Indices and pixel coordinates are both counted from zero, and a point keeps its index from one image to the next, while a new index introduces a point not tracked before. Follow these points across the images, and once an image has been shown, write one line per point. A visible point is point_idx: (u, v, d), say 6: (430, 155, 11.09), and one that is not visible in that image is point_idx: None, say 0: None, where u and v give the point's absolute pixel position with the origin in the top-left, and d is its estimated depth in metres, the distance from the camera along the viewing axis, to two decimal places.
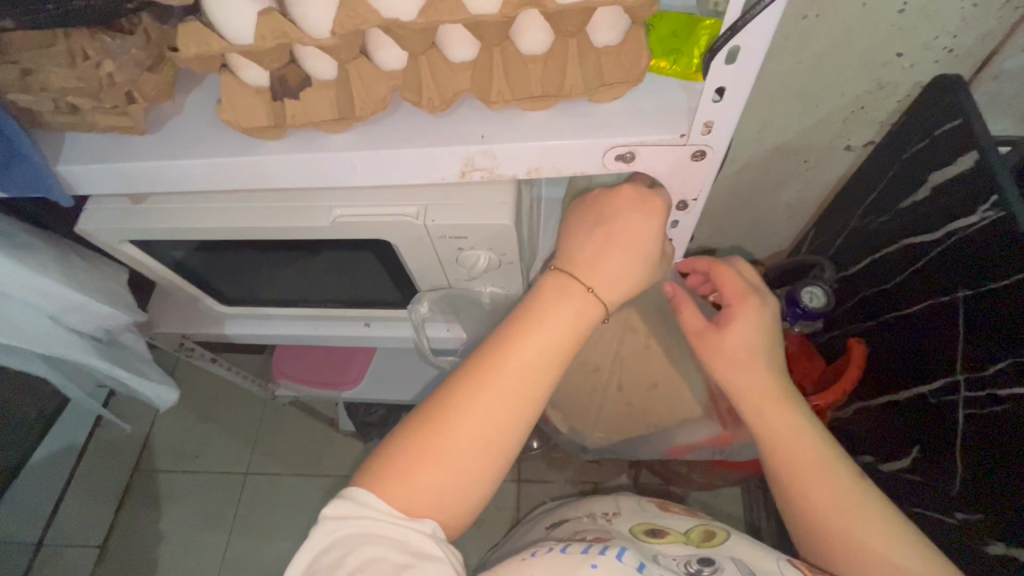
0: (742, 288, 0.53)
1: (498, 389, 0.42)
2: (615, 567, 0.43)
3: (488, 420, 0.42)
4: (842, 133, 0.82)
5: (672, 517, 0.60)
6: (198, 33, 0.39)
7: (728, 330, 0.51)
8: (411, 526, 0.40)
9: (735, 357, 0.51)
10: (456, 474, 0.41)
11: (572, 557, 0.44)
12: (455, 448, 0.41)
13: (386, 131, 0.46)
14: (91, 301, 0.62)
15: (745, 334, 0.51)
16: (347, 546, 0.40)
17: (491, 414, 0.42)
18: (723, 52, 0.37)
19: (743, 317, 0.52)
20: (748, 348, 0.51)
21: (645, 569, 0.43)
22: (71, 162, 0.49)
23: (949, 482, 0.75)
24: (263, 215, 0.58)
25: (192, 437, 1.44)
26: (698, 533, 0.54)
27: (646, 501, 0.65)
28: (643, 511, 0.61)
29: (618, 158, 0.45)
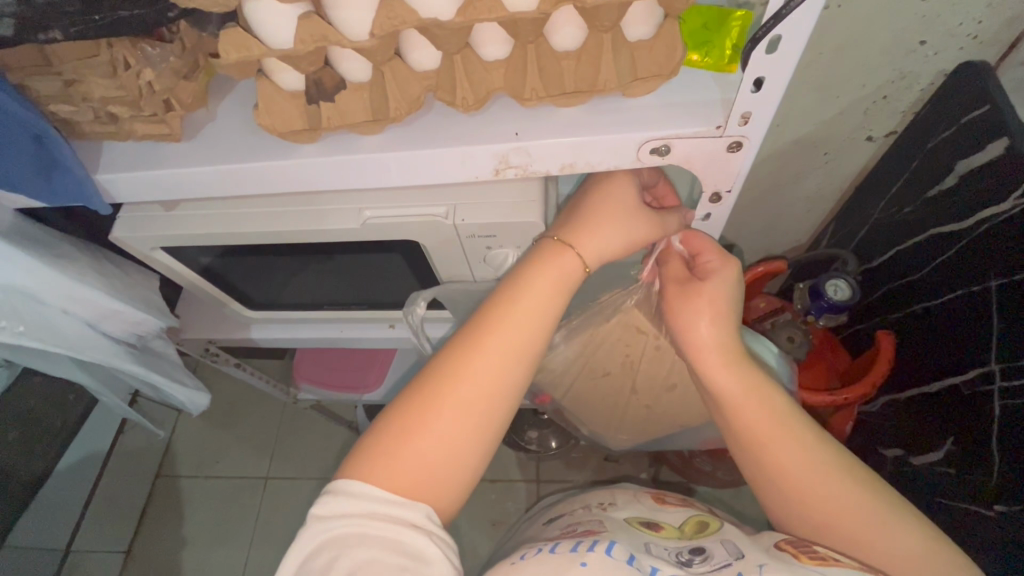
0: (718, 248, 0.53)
1: (482, 371, 0.45)
2: (604, 563, 0.43)
3: (475, 398, 0.44)
4: (865, 123, 0.82)
5: (671, 508, 0.59)
6: (237, 38, 0.39)
7: (702, 287, 0.51)
8: (404, 516, 0.41)
9: (706, 310, 0.50)
10: (445, 450, 0.43)
11: (563, 556, 0.44)
12: (444, 423, 0.43)
13: (419, 132, 0.46)
14: (129, 308, 0.64)
15: (718, 292, 0.51)
16: (338, 544, 0.40)
17: (480, 390, 0.44)
18: (764, 42, 0.37)
19: (717, 276, 0.51)
20: (715, 306, 0.51)
21: (635, 563, 0.44)
22: (109, 170, 0.50)
23: (986, 474, 0.74)
24: (294, 218, 0.58)
25: (214, 441, 1.46)
26: (691, 525, 0.54)
27: (643, 492, 0.64)
28: (640, 502, 0.60)
29: (652, 152, 0.45)
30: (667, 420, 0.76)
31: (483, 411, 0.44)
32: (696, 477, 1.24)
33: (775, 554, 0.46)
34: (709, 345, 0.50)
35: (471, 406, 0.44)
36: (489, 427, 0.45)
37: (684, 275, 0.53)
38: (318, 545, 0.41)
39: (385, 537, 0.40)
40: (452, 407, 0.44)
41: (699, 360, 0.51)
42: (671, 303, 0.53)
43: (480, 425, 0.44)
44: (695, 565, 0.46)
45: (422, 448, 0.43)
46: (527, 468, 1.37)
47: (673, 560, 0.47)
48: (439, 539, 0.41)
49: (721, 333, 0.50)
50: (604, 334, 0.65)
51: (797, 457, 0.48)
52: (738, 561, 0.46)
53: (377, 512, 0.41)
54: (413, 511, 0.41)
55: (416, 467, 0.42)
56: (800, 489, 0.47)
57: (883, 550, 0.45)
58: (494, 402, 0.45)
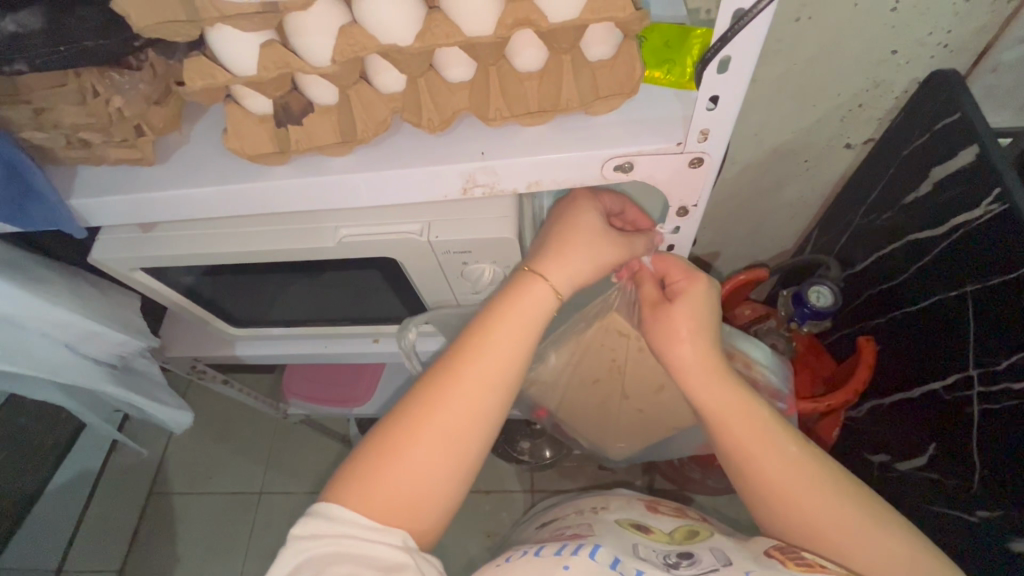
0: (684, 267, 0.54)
1: (458, 396, 0.44)
2: (586, 566, 0.43)
3: (451, 419, 0.44)
4: (841, 131, 0.83)
5: (663, 515, 0.58)
6: (203, 67, 0.40)
7: (675, 305, 0.52)
8: (381, 534, 0.41)
9: (682, 331, 0.51)
10: (421, 474, 0.43)
11: (546, 559, 0.44)
12: (423, 447, 0.43)
13: (389, 152, 0.47)
14: (107, 330, 0.64)
15: (690, 311, 0.52)
16: (314, 562, 0.40)
17: (458, 410, 0.44)
18: (714, 62, 0.38)
19: (691, 296, 0.52)
20: (693, 323, 0.51)
21: (618, 566, 0.44)
22: (83, 195, 0.51)
23: (967, 479, 0.74)
24: (271, 238, 0.59)
25: (206, 458, 1.45)
26: (682, 532, 0.54)
27: (636, 499, 0.63)
28: (631, 507, 0.60)
29: (616, 168, 0.45)
30: (660, 425, 0.76)
31: (459, 433, 0.44)
32: (689, 485, 1.24)
33: (762, 560, 0.46)
34: (691, 366, 0.50)
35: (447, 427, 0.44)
36: (465, 449, 0.44)
37: (656, 297, 0.54)
38: (297, 566, 0.40)
39: (363, 551, 0.40)
40: (433, 433, 0.43)
41: (681, 377, 0.51)
42: (649, 327, 0.53)
43: (457, 449, 0.44)
44: (682, 567, 0.46)
45: (398, 472, 0.42)
46: (521, 478, 1.37)
47: (660, 563, 0.47)
48: (416, 556, 0.42)
49: (701, 352, 0.51)
50: (591, 341, 0.66)
51: (780, 464, 0.48)
52: (727, 567, 0.45)
53: (353, 529, 0.41)
54: (388, 534, 0.41)
55: (391, 493, 0.42)
56: (782, 492, 0.47)
57: (861, 548, 0.46)
58: (473, 423, 0.44)
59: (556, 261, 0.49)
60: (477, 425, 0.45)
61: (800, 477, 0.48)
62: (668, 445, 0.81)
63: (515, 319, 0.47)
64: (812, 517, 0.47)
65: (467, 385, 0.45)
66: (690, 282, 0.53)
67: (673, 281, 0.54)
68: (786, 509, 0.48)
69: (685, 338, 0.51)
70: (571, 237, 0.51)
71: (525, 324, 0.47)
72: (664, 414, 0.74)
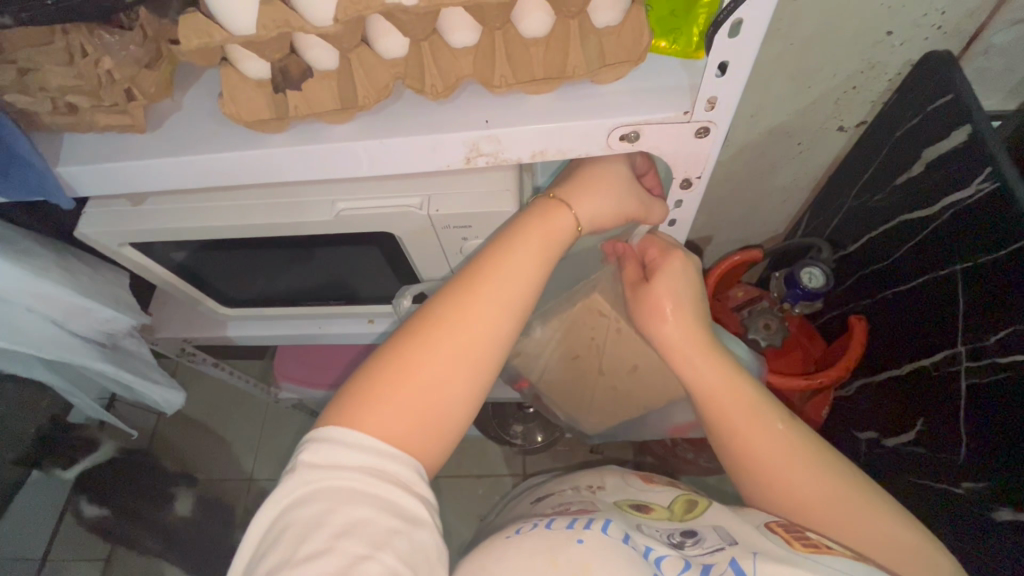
0: (661, 244, 0.57)
1: (458, 328, 0.44)
2: (601, 539, 0.43)
3: (451, 351, 0.43)
4: (835, 113, 0.83)
5: (658, 489, 0.59)
6: (199, 25, 0.39)
7: (653, 281, 0.54)
8: (399, 474, 0.41)
9: (661, 308, 0.53)
10: (439, 387, 0.43)
11: (559, 532, 0.44)
12: (416, 372, 0.43)
13: (391, 120, 0.46)
14: (94, 305, 0.62)
15: (670, 286, 0.53)
16: (326, 498, 0.39)
17: (454, 339, 0.44)
18: (726, 26, 0.38)
19: (668, 270, 0.54)
20: (673, 298, 0.53)
21: (629, 542, 0.45)
22: (69, 162, 0.49)
23: (955, 453, 0.76)
24: (264, 212, 0.58)
25: (194, 444, 1.43)
26: (680, 504, 0.55)
27: (630, 473, 0.64)
28: (628, 484, 0.60)
29: (622, 138, 0.45)
30: (642, 408, 0.77)
31: (477, 344, 0.44)
32: (679, 467, 1.25)
33: (769, 536, 0.46)
34: (674, 341, 0.52)
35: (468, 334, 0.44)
36: (484, 359, 0.45)
37: (636, 277, 0.56)
38: (307, 494, 0.40)
39: (379, 495, 0.40)
40: (424, 359, 0.43)
41: (668, 355, 0.53)
42: (633, 308, 0.56)
43: (473, 363, 0.44)
44: (687, 547, 0.47)
45: (408, 385, 0.42)
46: (512, 461, 1.38)
47: (664, 541, 0.47)
48: (431, 507, 0.42)
49: (682, 326, 0.53)
50: (573, 320, 0.70)
51: (776, 442, 0.49)
52: (731, 544, 0.45)
53: (374, 471, 0.40)
54: (401, 467, 0.41)
55: (403, 407, 0.42)
56: (756, 458, 0.49)
57: (849, 520, 0.47)
58: (471, 355, 0.44)
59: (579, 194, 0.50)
60: (496, 335, 0.45)
61: (796, 455, 0.48)
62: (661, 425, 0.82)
63: (525, 244, 0.47)
64: (802, 493, 0.48)
65: (476, 304, 0.45)
66: (667, 259, 0.55)
67: (651, 257, 0.56)
68: (765, 474, 0.49)
69: (667, 316, 0.53)
70: (605, 182, 0.51)
71: (546, 241, 0.48)
72: (652, 399, 0.75)
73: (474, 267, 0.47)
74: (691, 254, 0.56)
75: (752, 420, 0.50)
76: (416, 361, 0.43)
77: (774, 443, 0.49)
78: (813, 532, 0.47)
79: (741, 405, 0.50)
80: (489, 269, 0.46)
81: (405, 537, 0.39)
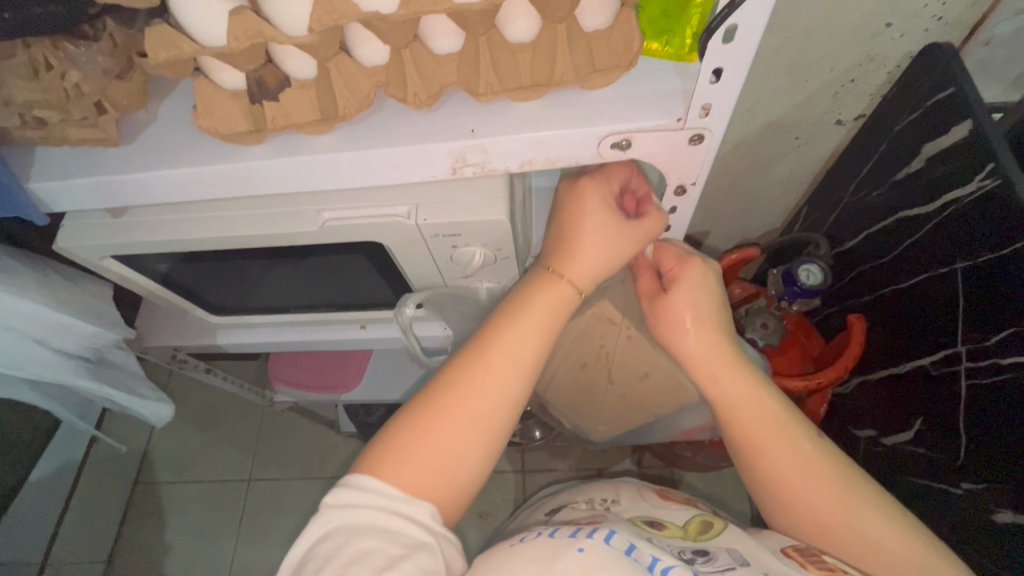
0: (678, 253, 0.56)
1: (485, 381, 0.44)
2: (603, 549, 0.42)
3: (477, 404, 0.44)
4: (833, 107, 0.82)
5: (673, 505, 0.58)
6: (167, 36, 0.37)
7: (672, 293, 0.54)
8: (410, 508, 0.41)
9: (686, 321, 0.52)
10: (455, 442, 0.43)
11: (560, 540, 0.44)
12: (447, 425, 0.43)
13: (372, 128, 0.45)
14: (78, 321, 0.61)
15: (690, 296, 0.53)
16: (342, 533, 0.40)
17: (478, 393, 0.44)
18: (720, 31, 0.36)
19: (688, 280, 0.54)
20: (694, 311, 0.53)
21: (633, 553, 0.43)
22: (41, 178, 0.47)
23: (954, 451, 0.75)
24: (249, 223, 0.56)
25: (192, 447, 1.43)
26: (695, 525, 0.53)
27: (646, 489, 0.63)
28: (643, 499, 0.59)
29: (614, 146, 0.43)
30: (641, 411, 0.76)
31: (498, 404, 0.44)
32: (679, 463, 1.25)
33: (783, 559, 0.46)
34: (697, 355, 0.52)
35: (482, 387, 0.44)
36: (497, 417, 0.44)
37: (652, 289, 0.56)
38: (322, 532, 0.40)
39: (386, 528, 0.40)
40: (455, 411, 0.43)
41: (692, 369, 0.53)
42: (652, 319, 0.55)
43: (492, 424, 0.44)
44: (698, 564, 0.46)
45: (437, 438, 0.43)
46: (512, 459, 1.37)
47: (674, 554, 0.46)
48: (440, 537, 0.41)
49: (706, 339, 0.52)
50: (581, 330, 0.67)
51: (795, 461, 0.49)
52: (743, 566, 0.45)
53: (381, 502, 0.40)
54: (417, 508, 0.41)
55: (420, 459, 0.42)
56: (776, 474, 0.49)
57: (867, 541, 0.47)
58: (497, 407, 0.44)
59: (569, 257, 0.49)
60: (512, 390, 0.45)
61: (815, 470, 0.48)
62: (661, 428, 0.82)
63: (538, 301, 0.47)
64: (819, 512, 0.48)
65: (499, 359, 0.45)
66: (685, 267, 0.55)
67: (668, 268, 0.56)
68: (787, 494, 0.49)
69: (688, 329, 0.52)
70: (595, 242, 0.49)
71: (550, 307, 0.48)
72: (651, 402, 0.74)
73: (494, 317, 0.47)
74: (709, 261, 0.56)
75: (772, 439, 0.50)
76: (446, 414, 0.43)
77: (795, 463, 0.49)
78: (828, 555, 0.47)
79: (762, 426, 0.50)
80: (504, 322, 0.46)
81: (412, 563, 0.38)
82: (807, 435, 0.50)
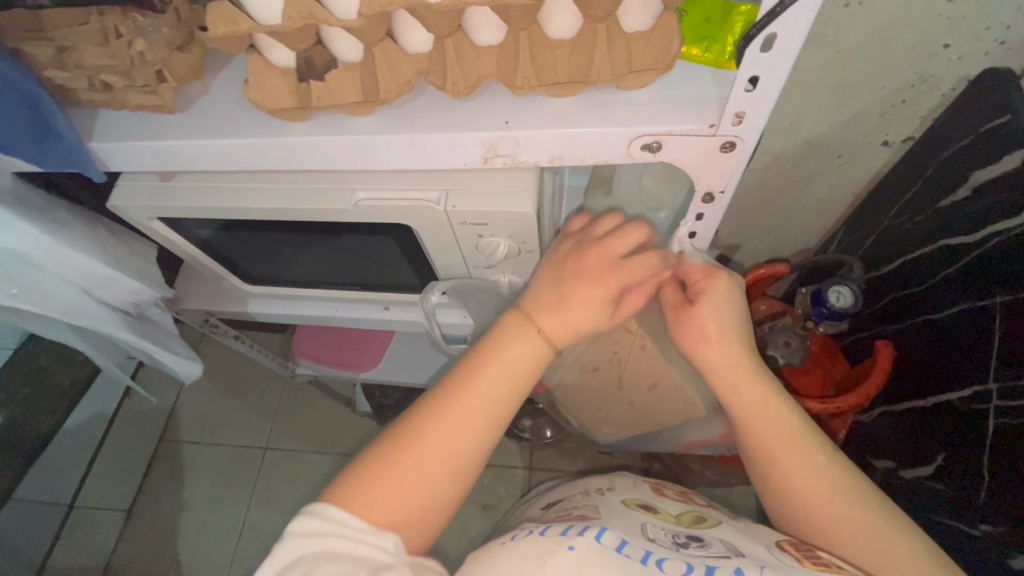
0: (703, 266, 0.55)
1: (460, 433, 0.46)
2: (592, 548, 0.42)
3: (450, 454, 0.45)
4: (879, 127, 0.79)
5: (668, 499, 0.58)
6: (226, 13, 0.39)
7: (698, 305, 0.53)
8: (376, 539, 0.42)
9: (708, 333, 0.52)
10: (427, 487, 0.44)
11: (551, 539, 0.44)
12: (418, 471, 0.44)
13: (410, 114, 0.46)
14: (122, 276, 0.65)
15: (714, 310, 0.53)
16: (310, 560, 0.40)
17: (451, 445, 0.45)
18: (758, 40, 0.36)
19: (712, 294, 0.54)
20: (718, 323, 0.53)
21: (625, 549, 0.43)
22: (102, 138, 0.51)
23: (975, 492, 0.72)
24: (287, 197, 0.58)
25: (215, 410, 1.49)
26: (689, 516, 0.54)
27: (642, 480, 0.63)
28: (639, 489, 0.60)
29: (644, 148, 0.44)
30: (652, 419, 0.76)
31: (465, 450, 0.46)
32: (688, 476, 1.24)
33: (778, 552, 0.46)
34: (720, 365, 0.52)
35: (459, 439, 0.45)
36: (469, 467, 0.46)
37: (677, 301, 0.55)
38: (289, 560, 0.41)
39: (354, 552, 0.41)
40: (429, 458, 0.45)
41: (711, 379, 0.53)
42: (672, 328, 0.55)
43: (463, 467, 0.46)
44: (691, 548, 0.46)
45: (411, 482, 0.44)
46: (521, 454, 1.39)
47: (669, 542, 0.47)
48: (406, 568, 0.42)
49: (727, 351, 0.52)
50: (598, 333, 0.67)
51: (810, 472, 0.48)
52: (739, 555, 0.45)
53: (350, 532, 0.42)
54: (383, 540, 0.42)
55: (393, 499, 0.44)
56: (797, 486, 0.48)
57: (885, 553, 0.45)
58: (469, 455, 0.46)
59: (543, 317, 0.50)
60: (484, 442, 0.46)
61: (830, 482, 0.48)
62: (672, 437, 0.81)
63: (513, 357, 0.48)
64: (832, 523, 0.47)
65: (474, 413, 0.46)
66: (710, 282, 0.54)
67: (692, 282, 0.55)
68: (801, 502, 0.48)
69: (711, 341, 0.52)
70: (581, 308, 0.50)
71: (522, 366, 0.49)
72: (662, 412, 0.74)
73: (474, 367, 0.48)
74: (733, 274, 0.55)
75: (788, 450, 0.49)
76: (418, 464, 0.44)
77: (810, 473, 0.48)
78: (838, 559, 0.46)
79: (778, 434, 0.50)
80: (481, 373, 0.48)
81: None
82: (822, 447, 0.49)
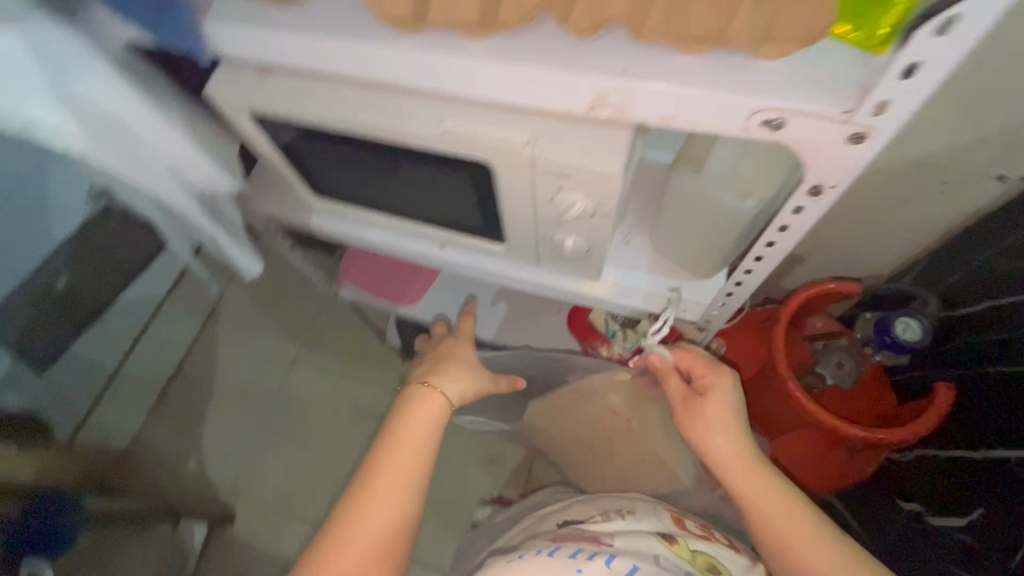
0: (707, 361, 0.65)
1: (392, 478, 0.54)
2: None
3: (384, 503, 0.53)
4: (1005, 159, 0.72)
5: (686, 530, 0.61)
6: None
7: (705, 399, 0.62)
8: None
9: (714, 425, 0.61)
10: (377, 540, 0.52)
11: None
12: (364, 537, 0.52)
13: (524, 46, 0.44)
14: (207, 161, 0.67)
15: (719, 404, 0.62)
16: None
17: (385, 496, 0.54)
18: (935, 22, 0.32)
19: (717, 387, 0.63)
20: (723, 415, 0.61)
21: None
22: (215, 18, 0.51)
23: (1009, 554, 0.68)
24: (374, 112, 0.58)
25: (255, 313, 1.55)
26: (702, 560, 0.57)
27: (664, 508, 0.65)
28: (659, 514, 0.62)
29: (764, 123, 0.41)
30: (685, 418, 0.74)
31: (400, 494, 0.54)
32: None
33: None
34: (727, 456, 0.59)
35: (391, 486, 0.54)
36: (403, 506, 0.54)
37: (686, 392, 0.64)
38: None
39: None
40: (367, 520, 0.52)
41: (719, 467, 0.60)
42: (686, 422, 0.63)
43: (397, 512, 0.54)
44: None
45: (359, 543, 0.52)
46: None
47: None
48: None
49: (733, 442, 0.60)
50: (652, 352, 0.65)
51: (816, 546, 0.53)
52: None
53: None
54: None
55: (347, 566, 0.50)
56: (806, 562, 0.53)
57: None
58: (402, 497, 0.54)
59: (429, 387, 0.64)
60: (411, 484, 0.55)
61: (840, 559, 0.52)
62: None
63: (415, 418, 0.60)
64: None
65: (396, 463, 0.56)
66: (714, 376, 0.63)
67: (699, 374, 0.64)
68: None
69: (716, 432, 0.60)
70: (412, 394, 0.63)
71: (427, 419, 0.60)
72: None
73: (389, 433, 0.58)
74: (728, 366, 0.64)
75: (790, 525, 0.55)
76: (360, 529, 0.52)
77: (815, 550, 0.53)
78: None
79: (779, 513, 0.56)
80: (394, 437, 0.58)
81: None
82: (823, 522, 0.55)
